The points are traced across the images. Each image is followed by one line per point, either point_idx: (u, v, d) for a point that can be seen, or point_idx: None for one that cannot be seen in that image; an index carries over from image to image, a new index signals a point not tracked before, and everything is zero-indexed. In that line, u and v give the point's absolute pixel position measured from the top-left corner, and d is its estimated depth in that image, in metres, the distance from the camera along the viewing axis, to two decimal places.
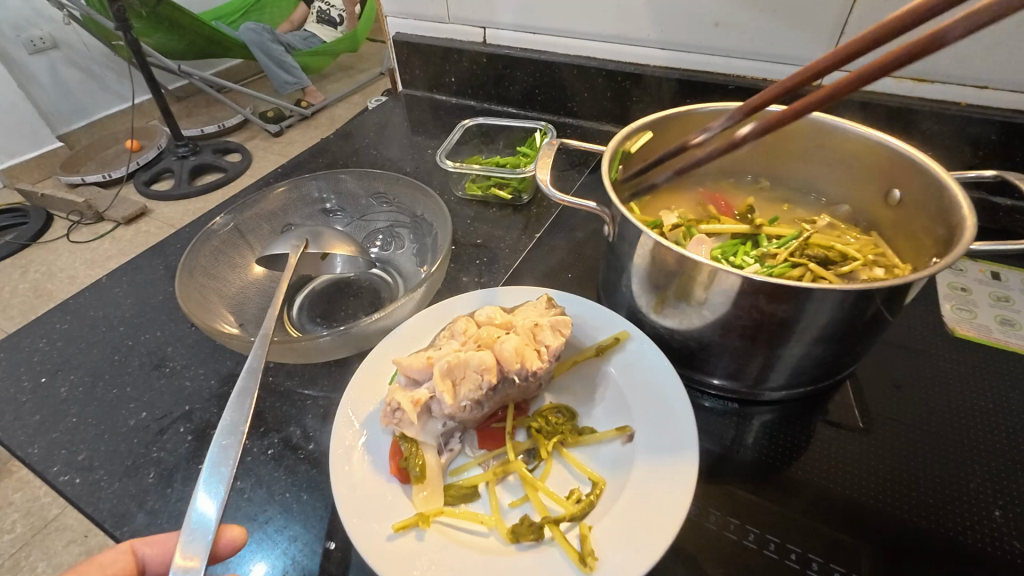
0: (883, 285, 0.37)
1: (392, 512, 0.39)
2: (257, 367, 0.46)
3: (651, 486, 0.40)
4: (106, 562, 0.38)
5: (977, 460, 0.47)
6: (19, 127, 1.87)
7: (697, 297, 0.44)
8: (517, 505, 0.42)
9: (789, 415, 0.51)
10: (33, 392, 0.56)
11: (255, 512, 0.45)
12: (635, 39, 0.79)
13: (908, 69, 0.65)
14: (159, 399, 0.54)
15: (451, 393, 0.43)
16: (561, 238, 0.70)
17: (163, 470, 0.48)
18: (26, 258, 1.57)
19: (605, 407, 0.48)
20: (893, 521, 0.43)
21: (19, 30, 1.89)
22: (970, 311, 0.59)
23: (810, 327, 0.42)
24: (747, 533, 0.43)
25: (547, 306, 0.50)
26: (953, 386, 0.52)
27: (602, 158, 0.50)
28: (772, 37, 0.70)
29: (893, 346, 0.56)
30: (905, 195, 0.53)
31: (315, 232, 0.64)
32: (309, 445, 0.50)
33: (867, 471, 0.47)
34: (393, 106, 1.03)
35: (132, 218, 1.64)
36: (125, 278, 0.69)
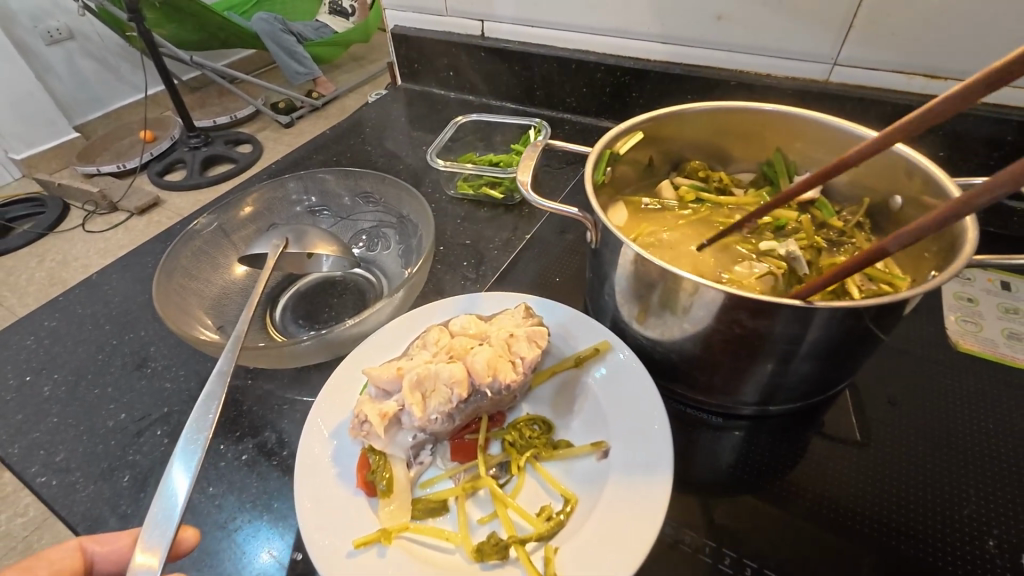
0: (871, 303, 0.35)
1: (355, 527, 0.38)
2: (227, 371, 0.46)
3: (621, 506, 0.38)
4: (55, 557, 0.39)
5: (973, 485, 0.44)
6: (35, 117, 1.90)
7: (679, 308, 0.42)
8: (485, 522, 0.41)
9: (778, 433, 0.49)
10: (18, 390, 0.56)
11: (223, 520, 0.45)
12: (637, 34, 0.77)
13: (921, 65, 0.62)
14: (138, 400, 0.54)
15: (421, 405, 0.42)
16: (551, 239, 0.68)
17: (138, 473, 0.48)
18: (43, 248, 1.60)
19: (583, 420, 0.46)
20: (883, 549, 0.41)
21: (36, 21, 1.91)
22: (976, 324, 0.56)
23: (796, 344, 0.40)
24: (723, 556, 0.41)
25: (525, 315, 0.49)
26: (954, 405, 0.50)
27: (587, 160, 0.48)
28: (778, 31, 0.67)
29: (891, 358, 0.54)
30: (907, 202, 0.51)
31: (298, 231, 0.63)
32: (283, 451, 0.49)
33: (856, 492, 0.45)
34: (391, 101, 1.02)
35: (145, 209, 1.66)
36: (115, 274, 0.69)
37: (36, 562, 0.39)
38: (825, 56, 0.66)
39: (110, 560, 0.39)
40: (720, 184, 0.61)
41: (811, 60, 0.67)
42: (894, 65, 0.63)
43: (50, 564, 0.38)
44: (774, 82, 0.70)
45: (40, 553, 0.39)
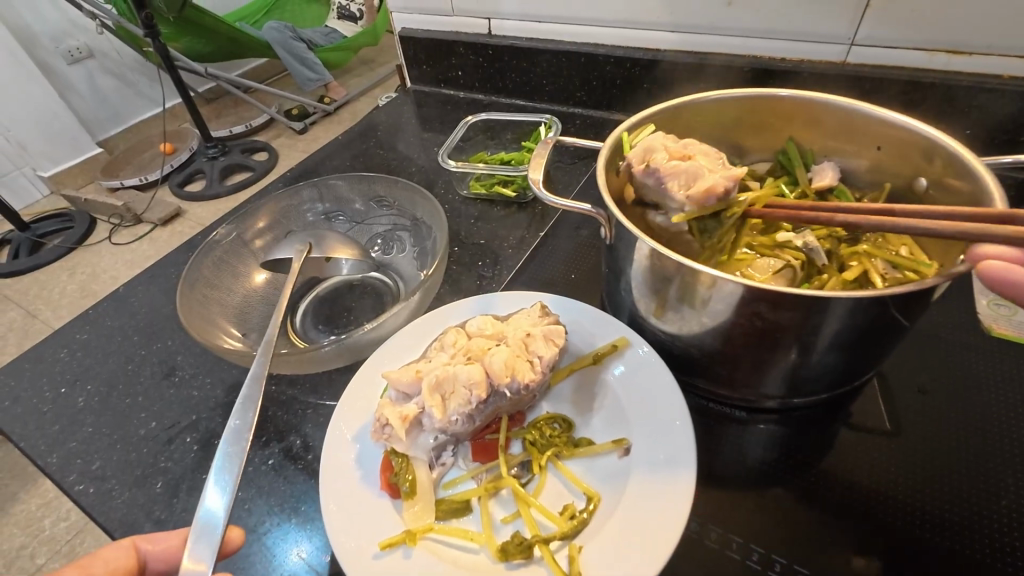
0: (895, 292, 0.34)
1: (381, 529, 0.39)
2: (260, 375, 0.47)
3: (645, 503, 0.38)
4: (109, 557, 0.38)
5: (1011, 475, 0.43)
6: (61, 135, 1.95)
7: (697, 303, 0.41)
8: (509, 521, 0.41)
9: (802, 425, 0.48)
10: (54, 402, 0.58)
11: (254, 523, 0.46)
12: (646, 23, 0.75)
13: (944, 41, 0.60)
14: (168, 409, 0.55)
15: (441, 407, 0.42)
16: (565, 236, 0.68)
17: (170, 480, 0.49)
18: (73, 261, 1.64)
19: (603, 417, 0.46)
20: (918, 543, 0.40)
21: (57, 42, 1.96)
22: (1009, 307, 0.54)
23: (820, 334, 0.39)
24: (750, 552, 0.41)
25: (541, 314, 0.49)
26: (989, 393, 0.48)
27: (599, 157, 0.47)
28: (791, 14, 0.65)
29: (920, 346, 0.52)
30: (932, 184, 0.49)
31: (319, 236, 0.65)
32: (308, 454, 0.50)
33: (886, 484, 0.43)
34: (401, 103, 1.02)
35: (168, 220, 1.70)
36: (141, 286, 0.71)
37: (90, 562, 0.38)
38: (842, 37, 0.64)
39: (162, 559, 0.40)
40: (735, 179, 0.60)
41: (826, 41, 0.66)
42: (914, 42, 0.61)
43: (106, 564, 0.38)
44: (788, 66, 0.69)
45: (93, 552, 0.38)
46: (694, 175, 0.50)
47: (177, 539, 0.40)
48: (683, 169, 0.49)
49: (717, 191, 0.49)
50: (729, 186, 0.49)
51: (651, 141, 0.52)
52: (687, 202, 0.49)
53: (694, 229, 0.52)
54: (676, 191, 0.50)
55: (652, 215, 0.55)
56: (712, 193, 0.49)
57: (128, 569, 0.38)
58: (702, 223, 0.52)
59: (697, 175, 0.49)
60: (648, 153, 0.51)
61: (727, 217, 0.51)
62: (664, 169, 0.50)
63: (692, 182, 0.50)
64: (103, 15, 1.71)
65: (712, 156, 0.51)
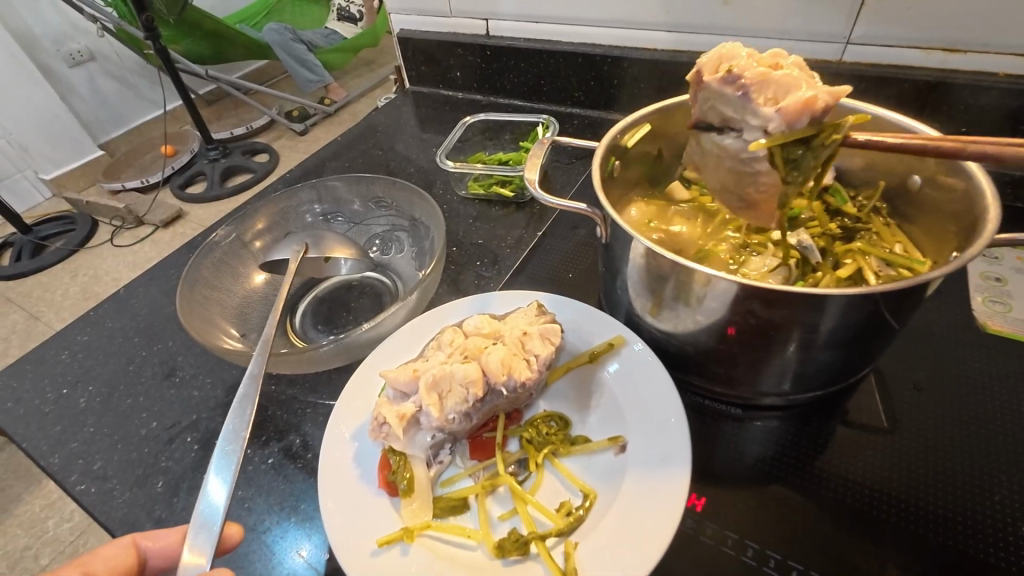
0: (887, 288, 0.35)
1: (379, 526, 0.39)
2: (258, 374, 0.47)
3: (640, 500, 0.39)
4: (110, 554, 0.38)
5: (1005, 471, 0.43)
6: (63, 138, 1.96)
7: (692, 300, 0.42)
8: (506, 518, 0.41)
9: (798, 422, 0.48)
10: (56, 403, 0.58)
11: (254, 521, 0.46)
12: (643, 23, 0.76)
13: (939, 39, 0.60)
14: (168, 409, 0.56)
15: (438, 405, 0.43)
16: (563, 235, 0.68)
17: (171, 479, 0.50)
18: (75, 263, 1.65)
19: (599, 415, 0.46)
20: (912, 538, 0.40)
21: (58, 45, 1.97)
22: (1004, 304, 0.55)
23: (815, 331, 0.39)
24: (745, 548, 0.41)
25: (538, 313, 0.49)
26: (984, 389, 0.48)
27: (595, 156, 0.48)
28: (787, 13, 0.66)
29: (916, 344, 0.52)
30: (925, 181, 0.49)
31: (316, 236, 0.65)
32: (307, 453, 0.50)
33: (881, 480, 0.44)
34: (399, 104, 1.03)
35: (170, 222, 1.71)
36: (142, 288, 0.71)
37: (91, 559, 0.38)
38: (838, 36, 0.65)
39: (163, 556, 0.40)
40: None
41: (822, 40, 0.66)
42: (910, 40, 0.61)
43: (106, 561, 0.38)
44: None
45: (93, 550, 0.39)
46: (786, 88, 0.43)
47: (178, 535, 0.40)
48: (773, 80, 0.43)
49: (815, 106, 0.42)
50: (831, 102, 0.42)
51: (732, 50, 0.45)
52: (775, 117, 0.43)
53: (780, 157, 0.46)
54: (763, 105, 0.43)
55: (720, 139, 0.48)
56: (808, 107, 0.42)
57: (128, 566, 0.38)
58: (789, 152, 0.46)
59: (790, 90, 0.43)
60: (726, 60, 0.45)
61: (820, 144, 0.45)
62: (751, 77, 0.43)
63: (783, 97, 0.43)
64: (104, 18, 1.72)
65: (806, 67, 0.45)
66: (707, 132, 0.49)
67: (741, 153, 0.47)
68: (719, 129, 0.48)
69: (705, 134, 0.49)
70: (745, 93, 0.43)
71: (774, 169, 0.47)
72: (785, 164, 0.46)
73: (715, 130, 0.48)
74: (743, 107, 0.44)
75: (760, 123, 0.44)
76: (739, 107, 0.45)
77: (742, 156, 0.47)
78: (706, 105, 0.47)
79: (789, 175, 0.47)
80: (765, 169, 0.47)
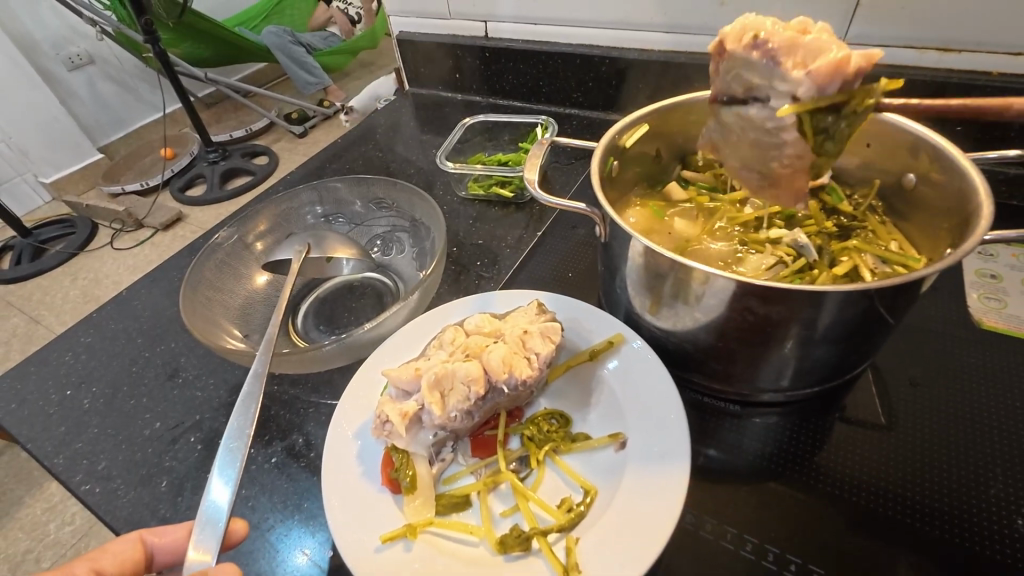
0: (881, 285, 0.35)
1: (383, 522, 0.40)
2: (262, 372, 0.48)
3: (640, 495, 0.39)
4: (117, 549, 0.39)
5: (1000, 464, 0.44)
6: (63, 141, 1.96)
7: (691, 299, 0.42)
8: (508, 515, 0.42)
9: (795, 418, 0.49)
10: (60, 404, 0.59)
11: (258, 520, 0.46)
12: (640, 24, 0.76)
13: (933, 38, 0.61)
14: (172, 409, 0.56)
15: (440, 404, 0.43)
16: (563, 235, 0.69)
17: (175, 479, 0.50)
18: (76, 266, 1.66)
19: (599, 412, 0.47)
20: (908, 532, 0.41)
21: (58, 48, 1.98)
22: (999, 300, 0.55)
23: (811, 328, 0.40)
24: (744, 542, 0.41)
25: (538, 312, 0.50)
26: (979, 383, 0.49)
27: (593, 157, 0.48)
28: (783, 13, 0.66)
29: (913, 340, 0.53)
30: (920, 180, 0.49)
31: (318, 237, 0.66)
32: (310, 452, 0.51)
33: (877, 475, 0.44)
34: (399, 106, 1.03)
35: (170, 224, 1.72)
36: (144, 290, 0.72)
37: (99, 554, 0.39)
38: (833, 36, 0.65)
39: (170, 551, 0.40)
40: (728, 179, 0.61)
41: None
42: (904, 41, 0.62)
43: (114, 556, 0.39)
44: None
45: (101, 545, 0.39)
46: (814, 53, 0.40)
47: (184, 531, 0.41)
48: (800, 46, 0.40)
49: (845, 68, 0.39)
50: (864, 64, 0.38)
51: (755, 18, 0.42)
52: (806, 81, 0.40)
53: (807, 125, 0.42)
54: (792, 68, 0.40)
55: (743, 109, 0.44)
56: (840, 71, 0.39)
57: (135, 561, 0.39)
58: (818, 120, 0.42)
59: (822, 53, 0.39)
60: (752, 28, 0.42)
61: (851, 111, 0.41)
62: (777, 42, 0.40)
63: (811, 60, 0.40)
64: (103, 22, 1.73)
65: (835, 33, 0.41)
66: (729, 104, 0.45)
67: (767, 123, 0.43)
68: (742, 100, 0.44)
69: (725, 107, 0.46)
70: (773, 57, 0.40)
71: (802, 138, 0.43)
72: (815, 134, 0.42)
73: (737, 102, 0.45)
74: (770, 73, 0.41)
75: (788, 89, 0.41)
76: (768, 73, 0.41)
77: (769, 126, 0.43)
78: (727, 75, 0.44)
79: (819, 146, 0.43)
80: (792, 139, 0.43)
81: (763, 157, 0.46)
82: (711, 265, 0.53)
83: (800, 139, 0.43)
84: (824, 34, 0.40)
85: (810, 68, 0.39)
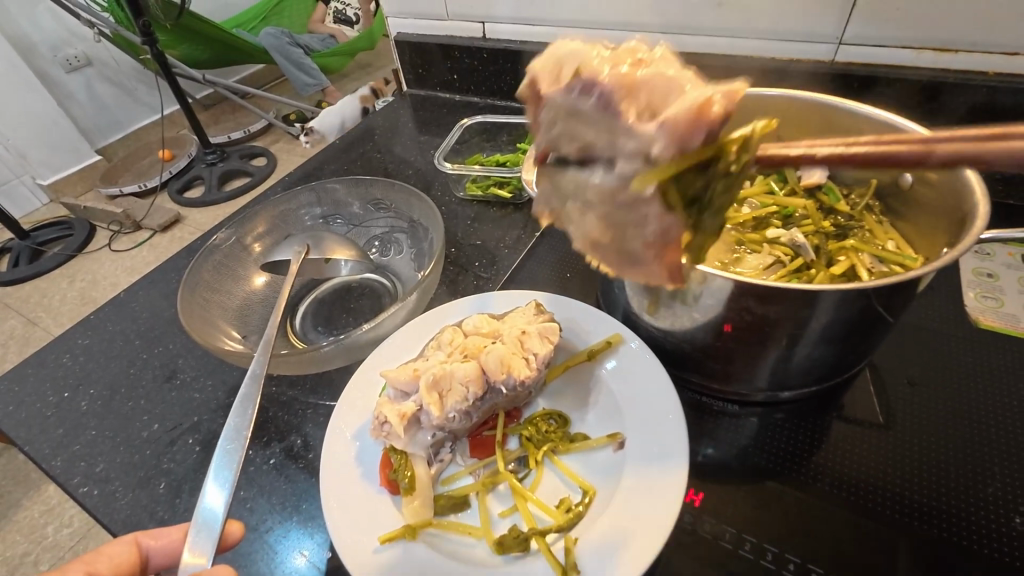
0: (878, 284, 0.35)
1: (381, 524, 0.40)
2: (260, 373, 0.47)
3: (639, 495, 0.39)
4: (112, 552, 0.39)
5: (998, 462, 0.44)
6: (60, 143, 1.96)
7: (689, 299, 0.42)
8: (506, 515, 0.42)
9: (793, 417, 0.49)
10: (57, 406, 0.59)
11: (256, 522, 0.46)
12: (637, 25, 0.76)
13: (930, 38, 0.61)
14: (170, 411, 0.56)
15: (438, 405, 0.43)
16: (561, 235, 0.69)
17: (172, 481, 0.50)
18: (74, 268, 1.66)
19: (598, 412, 0.47)
20: (906, 531, 0.41)
21: (55, 50, 1.98)
22: (996, 299, 0.55)
23: (809, 328, 0.40)
24: (743, 542, 0.41)
25: (536, 312, 0.50)
26: (977, 382, 0.49)
27: None
28: (781, 13, 0.66)
29: (911, 339, 0.53)
30: (916, 179, 0.50)
31: (316, 238, 0.66)
32: (309, 454, 0.51)
33: (875, 474, 0.44)
34: (397, 107, 1.03)
35: (167, 226, 1.72)
36: (141, 291, 0.72)
37: (95, 557, 0.39)
38: (830, 36, 0.65)
39: (165, 554, 0.40)
40: None
41: (816, 41, 0.66)
42: (901, 41, 0.62)
43: (109, 559, 0.39)
44: (779, 65, 0.70)
45: (97, 548, 0.39)
46: (661, 91, 0.32)
47: (180, 533, 0.41)
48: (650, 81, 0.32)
49: (710, 114, 0.31)
50: (728, 103, 0.31)
51: (568, 46, 0.34)
52: (658, 134, 0.31)
53: (675, 192, 0.34)
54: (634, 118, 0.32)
55: (584, 176, 0.36)
56: (702, 119, 0.31)
57: (130, 564, 0.39)
58: (689, 183, 0.34)
59: (667, 93, 0.32)
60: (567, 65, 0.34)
61: (723, 168, 0.34)
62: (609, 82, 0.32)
63: (660, 107, 0.32)
64: (101, 24, 1.73)
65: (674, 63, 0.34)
66: (562, 167, 0.37)
67: (617, 194, 0.34)
68: (579, 163, 0.36)
69: (559, 170, 0.37)
70: (606, 95, 0.32)
71: (672, 211, 0.34)
72: (685, 203, 0.35)
73: (574, 165, 0.36)
74: (611, 125, 0.33)
75: (638, 147, 0.32)
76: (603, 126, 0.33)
77: (620, 197, 0.34)
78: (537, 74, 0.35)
79: (688, 215, 0.35)
80: (654, 214, 0.34)
81: (620, 240, 0.36)
82: (709, 265, 0.53)
83: (666, 213, 0.34)
84: (660, 63, 0.33)
85: (662, 118, 0.31)
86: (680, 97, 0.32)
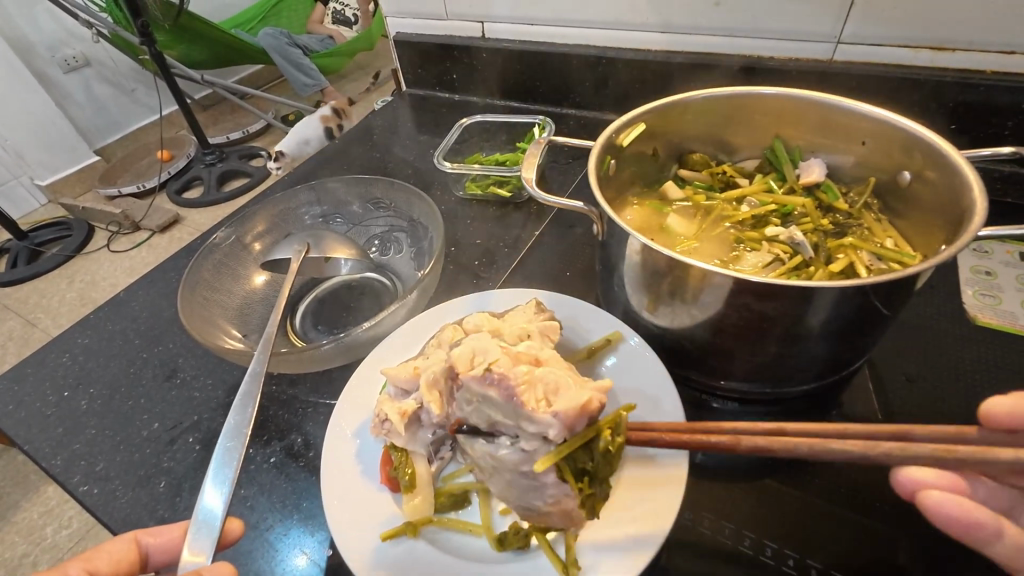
0: (877, 280, 0.35)
1: (382, 521, 0.40)
2: (259, 372, 0.47)
3: (639, 491, 0.39)
4: (111, 549, 0.39)
5: None
6: (59, 143, 1.96)
7: (688, 297, 0.42)
8: (507, 512, 0.42)
9: (793, 415, 0.49)
10: (57, 405, 0.59)
11: (256, 520, 0.46)
12: (636, 24, 0.77)
13: (928, 37, 0.61)
14: (170, 410, 0.56)
15: (439, 402, 0.43)
16: (560, 234, 0.69)
17: (173, 479, 0.50)
18: (73, 269, 1.65)
19: None
20: (905, 527, 0.41)
21: (53, 51, 1.97)
22: (994, 296, 0.55)
23: (807, 325, 0.40)
24: (743, 538, 0.42)
25: (536, 311, 0.50)
26: (974, 379, 0.49)
27: (591, 156, 0.48)
28: (780, 12, 0.66)
29: (909, 337, 0.53)
30: (913, 177, 0.50)
31: (316, 236, 0.66)
32: (309, 452, 0.51)
33: (874, 470, 0.45)
34: (396, 107, 1.03)
35: (166, 226, 1.71)
36: (141, 290, 0.72)
37: (94, 554, 0.39)
38: (828, 35, 0.66)
39: (164, 551, 0.40)
40: (725, 177, 0.61)
41: (814, 40, 0.67)
42: (898, 40, 0.63)
43: (109, 556, 0.39)
44: (777, 64, 0.70)
45: (97, 546, 0.39)
46: (554, 386, 0.40)
47: (179, 531, 0.41)
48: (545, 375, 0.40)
49: (591, 408, 0.38)
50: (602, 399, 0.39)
51: (482, 343, 0.43)
52: (554, 421, 0.38)
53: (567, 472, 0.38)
54: (536, 408, 0.38)
55: (492, 448, 0.40)
56: (587, 410, 0.38)
57: (129, 561, 0.39)
58: (575, 466, 0.39)
59: (558, 388, 0.40)
60: (478, 356, 0.43)
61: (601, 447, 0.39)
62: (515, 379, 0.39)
63: (553, 397, 0.39)
64: (99, 24, 1.72)
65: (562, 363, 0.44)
66: None
67: (519, 466, 0.39)
68: (487, 436, 0.41)
69: None
70: (510, 392, 0.39)
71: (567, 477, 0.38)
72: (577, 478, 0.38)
73: (482, 436, 0.42)
74: (515, 413, 0.39)
75: (538, 430, 0.39)
76: (509, 412, 0.40)
77: (522, 469, 0.39)
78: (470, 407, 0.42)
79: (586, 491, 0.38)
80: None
81: None
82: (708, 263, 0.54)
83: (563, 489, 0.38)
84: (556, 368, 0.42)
85: (556, 409, 0.38)
86: (570, 392, 0.39)
